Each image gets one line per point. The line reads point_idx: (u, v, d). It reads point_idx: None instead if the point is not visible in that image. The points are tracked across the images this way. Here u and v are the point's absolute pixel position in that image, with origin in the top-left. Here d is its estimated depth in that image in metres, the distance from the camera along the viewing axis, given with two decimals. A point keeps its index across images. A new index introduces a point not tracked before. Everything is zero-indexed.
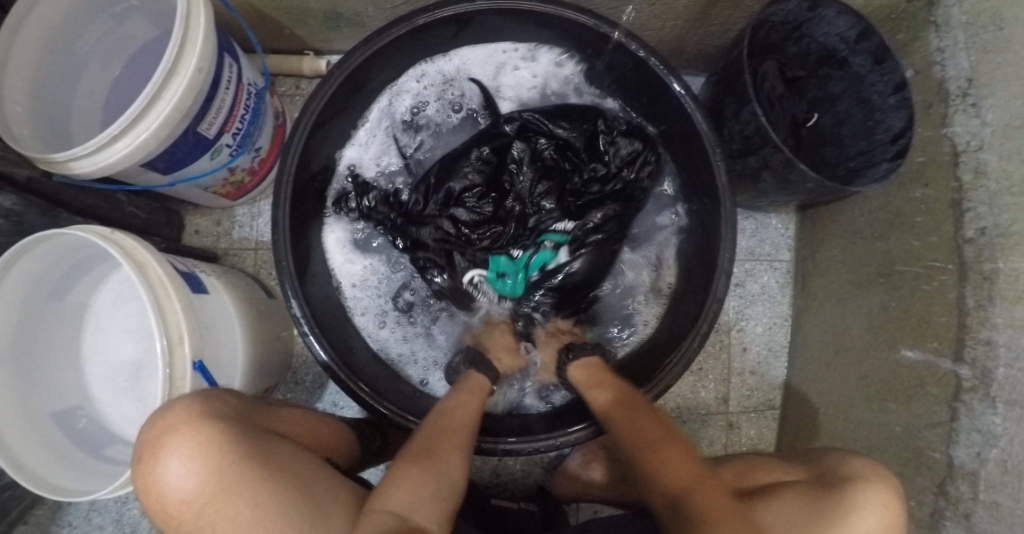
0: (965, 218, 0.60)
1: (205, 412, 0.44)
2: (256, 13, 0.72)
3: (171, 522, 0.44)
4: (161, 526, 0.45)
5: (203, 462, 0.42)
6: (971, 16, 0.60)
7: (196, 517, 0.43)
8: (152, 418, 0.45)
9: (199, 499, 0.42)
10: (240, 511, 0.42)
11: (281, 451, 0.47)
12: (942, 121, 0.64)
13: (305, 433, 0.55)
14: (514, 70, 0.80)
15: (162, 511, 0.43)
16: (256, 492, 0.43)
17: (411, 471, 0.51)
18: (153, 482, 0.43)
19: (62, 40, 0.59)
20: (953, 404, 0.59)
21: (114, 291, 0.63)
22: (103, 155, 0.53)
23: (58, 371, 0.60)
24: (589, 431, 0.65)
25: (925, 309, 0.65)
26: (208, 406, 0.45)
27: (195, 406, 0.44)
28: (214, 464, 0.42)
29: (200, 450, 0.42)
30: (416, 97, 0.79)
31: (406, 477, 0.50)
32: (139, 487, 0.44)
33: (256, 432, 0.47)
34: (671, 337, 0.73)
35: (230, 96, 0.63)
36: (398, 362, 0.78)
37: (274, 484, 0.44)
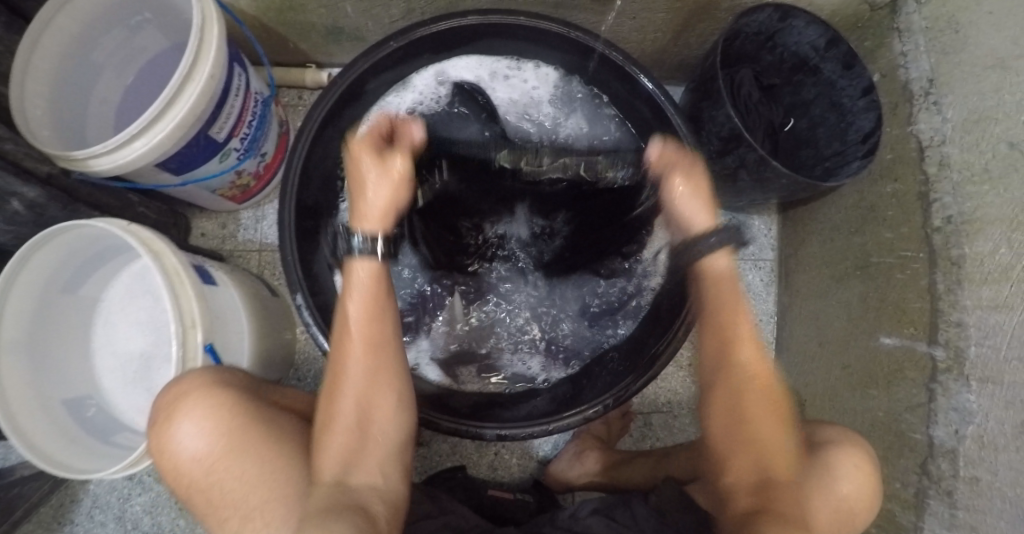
0: (933, 208, 0.63)
1: (218, 380, 0.47)
2: (262, 27, 0.77)
3: (179, 482, 0.46)
4: (170, 489, 0.47)
5: (213, 423, 0.45)
6: (929, 21, 0.65)
7: (205, 476, 0.45)
8: (167, 386, 0.48)
9: (209, 459, 0.45)
10: (243, 469, 0.44)
11: (282, 418, 0.49)
12: (908, 120, 0.68)
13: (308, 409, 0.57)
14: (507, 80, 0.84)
15: (173, 470, 0.45)
16: (259, 454, 0.45)
17: (337, 430, 0.47)
18: (167, 443, 0.45)
19: (80, 49, 0.63)
20: (929, 385, 0.62)
21: (125, 286, 0.66)
22: (121, 153, 0.56)
23: (69, 362, 0.62)
24: (579, 417, 0.67)
25: (900, 297, 0.68)
26: (220, 376, 0.48)
27: (210, 374, 0.48)
28: (225, 425, 0.45)
29: (213, 411, 0.45)
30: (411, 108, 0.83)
31: (333, 437, 0.46)
32: (153, 449, 0.46)
33: (260, 401, 0.49)
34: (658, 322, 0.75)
35: (239, 103, 0.66)
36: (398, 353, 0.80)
37: (272, 447, 0.46)
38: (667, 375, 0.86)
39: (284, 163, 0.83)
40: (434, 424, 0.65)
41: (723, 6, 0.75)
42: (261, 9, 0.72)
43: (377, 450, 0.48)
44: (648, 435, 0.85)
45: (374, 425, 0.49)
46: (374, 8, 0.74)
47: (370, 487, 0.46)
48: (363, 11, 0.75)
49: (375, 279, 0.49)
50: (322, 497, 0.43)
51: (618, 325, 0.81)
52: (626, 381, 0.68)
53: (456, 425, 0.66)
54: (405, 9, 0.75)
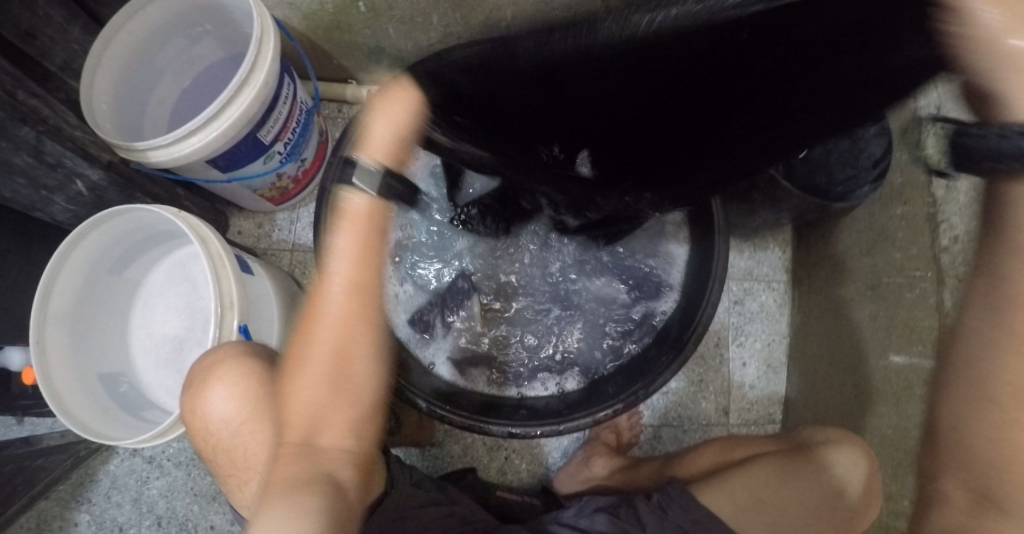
0: (941, 228, 0.65)
1: (246, 349, 0.51)
2: (310, 45, 0.83)
3: (210, 439, 0.50)
4: (201, 444, 0.52)
5: (238, 390, 0.49)
6: None
7: (232, 435, 0.49)
8: (204, 355, 0.52)
9: (237, 420, 0.49)
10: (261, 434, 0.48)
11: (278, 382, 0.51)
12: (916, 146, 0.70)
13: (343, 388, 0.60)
14: None
15: (205, 427, 0.50)
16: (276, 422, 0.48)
17: (306, 388, 0.44)
18: (201, 404, 0.49)
19: (146, 53, 0.70)
20: None
21: (166, 273, 0.71)
22: (177, 147, 0.61)
23: (108, 339, 0.67)
24: (589, 419, 0.68)
25: (909, 315, 0.68)
26: (251, 348, 0.51)
27: (239, 346, 0.51)
28: (248, 393, 0.49)
29: (241, 379, 0.49)
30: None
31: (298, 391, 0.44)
32: (188, 409, 0.51)
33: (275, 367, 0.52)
34: (671, 333, 0.76)
35: (286, 110, 0.71)
36: (411, 346, 0.82)
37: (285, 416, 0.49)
38: (678, 389, 0.86)
39: (321, 169, 0.87)
40: (449, 419, 0.67)
41: None
42: (310, 27, 0.78)
43: (345, 410, 0.45)
44: (657, 448, 0.86)
45: (348, 378, 0.45)
46: (413, 30, 0.80)
47: (341, 449, 0.45)
48: (404, 34, 0.81)
49: (370, 216, 0.41)
50: (291, 463, 0.44)
51: (633, 337, 0.83)
52: (634, 386, 0.70)
53: (467, 421, 0.68)
54: (442, 32, 0.81)
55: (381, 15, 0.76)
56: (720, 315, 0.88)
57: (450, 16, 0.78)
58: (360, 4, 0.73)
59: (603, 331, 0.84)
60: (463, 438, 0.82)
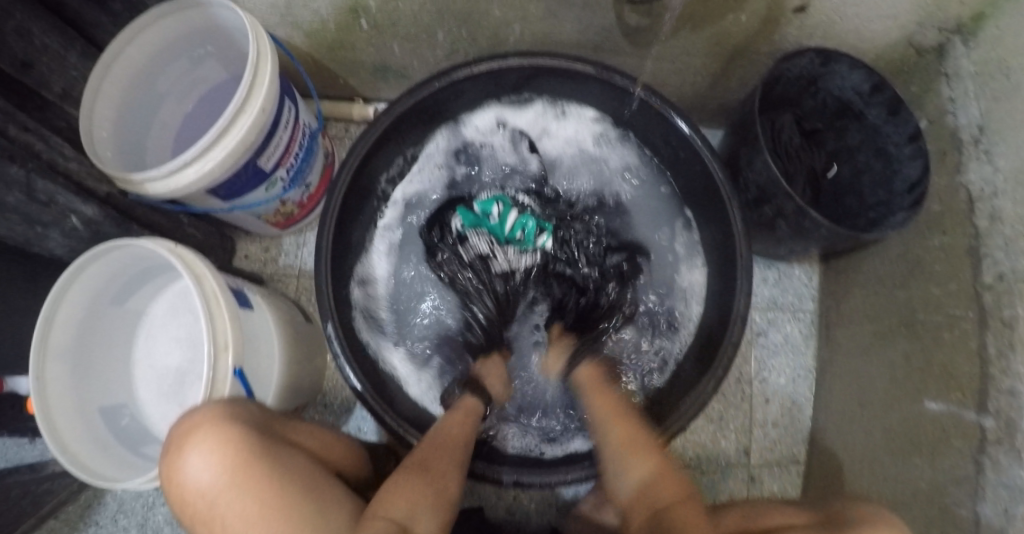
0: (983, 264, 0.59)
1: (228, 413, 0.49)
2: (315, 64, 0.81)
3: (185, 509, 0.48)
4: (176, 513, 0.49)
5: (219, 457, 0.47)
6: (980, 65, 0.62)
7: (209, 507, 0.47)
8: (184, 414, 0.50)
9: (213, 490, 0.46)
10: (245, 499, 0.46)
11: (285, 453, 0.50)
12: (957, 169, 0.64)
13: (319, 447, 0.57)
14: (558, 125, 0.85)
15: (181, 498, 0.48)
16: (259, 483, 0.46)
17: (407, 481, 0.53)
18: (176, 470, 0.47)
19: (147, 79, 0.70)
20: (977, 458, 0.57)
21: (168, 304, 0.71)
22: (174, 178, 0.60)
23: (112, 373, 0.67)
24: (598, 469, 0.65)
25: (948, 358, 0.62)
26: (233, 409, 0.50)
27: (221, 408, 0.49)
28: (228, 461, 0.47)
29: (221, 445, 0.47)
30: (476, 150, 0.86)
31: (400, 486, 0.52)
32: (163, 473, 0.48)
33: (270, 436, 0.51)
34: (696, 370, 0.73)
35: (287, 135, 0.70)
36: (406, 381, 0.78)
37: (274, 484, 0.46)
38: (695, 427, 0.81)
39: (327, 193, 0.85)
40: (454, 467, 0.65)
41: (764, 48, 0.73)
42: (313, 47, 0.77)
43: (439, 507, 0.53)
44: None
45: (443, 477, 0.56)
46: (419, 49, 0.78)
47: None
48: (409, 52, 0.79)
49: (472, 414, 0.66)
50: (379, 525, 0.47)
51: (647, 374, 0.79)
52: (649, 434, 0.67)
53: (475, 468, 0.66)
54: (448, 49, 0.78)
55: (385, 34, 0.74)
56: (744, 348, 0.83)
57: (456, 33, 0.75)
58: (362, 21, 0.71)
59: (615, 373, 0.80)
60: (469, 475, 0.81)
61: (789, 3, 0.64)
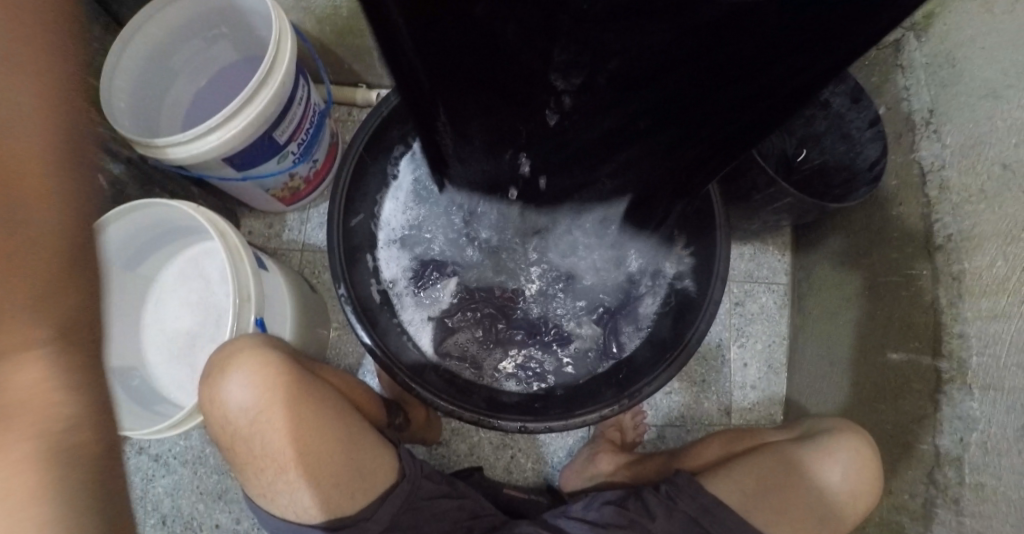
0: (935, 227, 0.67)
1: (260, 342, 0.55)
2: (322, 49, 0.85)
3: (228, 426, 0.55)
4: (217, 433, 0.55)
5: (257, 379, 0.53)
6: (929, 57, 0.71)
7: (251, 423, 0.54)
8: (219, 346, 0.56)
9: (253, 409, 0.54)
10: (273, 421, 0.53)
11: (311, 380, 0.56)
12: (911, 147, 0.73)
13: (340, 383, 0.64)
14: None
15: (224, 417, 0.55)
16: None
17: None
18: (218, 392, 0.54)
19: (162, 56, 0.72)
20: (935, 395, 0.63)
21: (179, 269, 0.72)
22: (195, 144, 0.63)
23: (122, 334, 0.68)
24: (597, 415, 0.68)
25: (905, 313, 0.70)
26: (265, 340, 0.56)
27: (253, 338, 0.55)
28: (267, 381, 0.53)
29: (257, 369, 0.53)
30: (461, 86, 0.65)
31: None
32: (206, 397, 0.55)
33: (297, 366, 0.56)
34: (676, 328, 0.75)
35: (301, 111, 0.72)
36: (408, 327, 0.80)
37: (309, 409, 0.54)
38: (679, 389, 0.87)
39: (332, 171, 0.87)
40: (456, 414, 0.66)
41: None
42: (323, 31, 0.80)
43: None
44: (661, 447, 0.87)
45: None
46: None
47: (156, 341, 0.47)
48: None
49: None
50: None
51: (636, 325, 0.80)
52: (639, 385, 0.69)
53: (478, 415, 0.67)
54: None
55: None
56: (724, 316, 0.90)
57: None
58: None
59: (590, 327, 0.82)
60: (469, 437, 0.83)
61: None
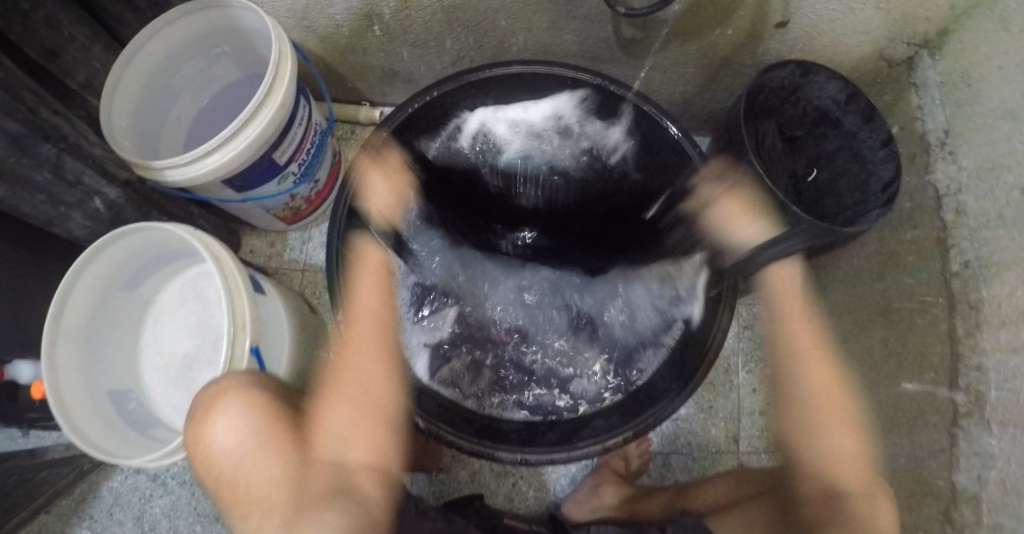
0: (951, 254, 0.65)
1: (250, 381, 0.51)
2: (326, 67, 0.84)
3: (212, 471, 0.50)
4: (201, 478, 0.51)
5: (242, 419, 0.49)
6: (944, 76, 0.69)
7: (235, 469, 0.48)
8: (205, 387, 0.52)
9: (239, 452, 0.48)
10: (271, 460, 0.48)
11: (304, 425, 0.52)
12: (925, 170, 0.71)
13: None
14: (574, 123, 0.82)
15: (206, 460, 0.50)
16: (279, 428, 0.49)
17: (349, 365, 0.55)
18: (202, 436, 0.49)
19: (165, 74, 0.71)
20: (952, 430, 0.61)
21: (178, 291, 0.72)
22: (194, 167, 0.62)
23: (119, 356, 0.68)
24: (600, 447, 0.65)
25: (920, 342, 0.67)
26: (254, 380, 0.52)
27: (243, 377, 0.51)
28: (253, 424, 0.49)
29: (239, 410, 0.49)
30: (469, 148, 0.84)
31: (338, 397, 0.52)
32: (190, 439, 0.51)
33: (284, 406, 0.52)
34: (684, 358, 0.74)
35: (301, 132, 0.72)
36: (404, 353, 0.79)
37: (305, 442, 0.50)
38: (686, 415, 0.85)
39: (334, 191, 0.87)
40: (456, 444, 0.64)
41: (749, 62, 0.80)
42: (326, 50, 0.80)
43: (383, 386, 0.54)
44: (665, 476, 0.84)
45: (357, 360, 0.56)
46: (427, 55, 0.82)
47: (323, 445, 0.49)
48: (418, 58, 0.82)
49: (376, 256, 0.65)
50: (331, 463, 0.48)
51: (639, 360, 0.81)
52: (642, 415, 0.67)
53: (477, 448, 0.65)
54: (455, 56, 0.82)
55: (396, 39, 0.78)
56: (734, 340, 0.88)
57: (464, 42, 0.79)
58: (375, 27, 0.75)
59: (594, 358, 0.83)
60: (470, 463, 0.82)
61: (772, 20, 0.71)
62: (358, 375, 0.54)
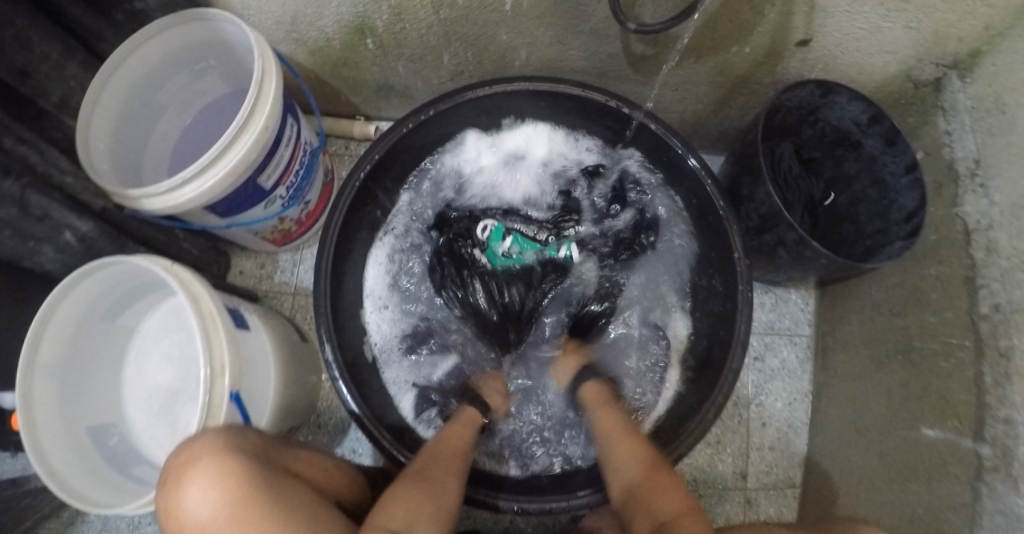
0: (979, 294, 0.61)
1: (225, 444, 0.47)
2: (318, 81, 0.80)
3: None
4: None
5: (219, 491, 0.45)
6: (975, 100, 0.64)
7: None
8: (178, 447, 0.48)
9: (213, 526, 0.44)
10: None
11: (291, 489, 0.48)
12: (953, 201, 0.66)
13: (322, 477, 0.55)
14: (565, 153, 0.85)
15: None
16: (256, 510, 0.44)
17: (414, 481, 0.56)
18: (175, 506, 0.45)
19: (146, 90, 0.68)
20: (975, 485, 0.57)
21: (161, 320, 0.69)
22: (172, 196, 0.59)
23: (101, 389, 0.65)
24: (601, 496, 0.63)
25: (943, 386, 0.63)
26: (233, 440, 0.48)
27: (219, 439, 0.47)
28: (230, 494, 0.44)
29: (218, 479, 0.45)
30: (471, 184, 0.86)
31: (397, 502, 0.53)
32: (161, 508, 0.46)
33: (271, 469, 0.48)
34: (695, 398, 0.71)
35: (289, 153, 0.68)
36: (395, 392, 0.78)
37: (278, 519, 0.44)
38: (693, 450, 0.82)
39: (326, 211, 0.84)
40: None
41: (766, 80, 0.75)
42: (317, 64, 0.76)
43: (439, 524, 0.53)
44: None
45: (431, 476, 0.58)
46: (423, 69, 0.78)
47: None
48: (414, 72, 0.78)
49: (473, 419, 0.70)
50: None
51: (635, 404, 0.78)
52: None
53: (473, 495, 0.62)
54: (453, 71, 0.78)
55: (391, 53, 0.74)
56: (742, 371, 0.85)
57: (462, 56, 0.75)
58: (367, 41, 0.71)
59: None
60: None
61: (793, 37, 0.66)
62: (431, 490, 0.55)
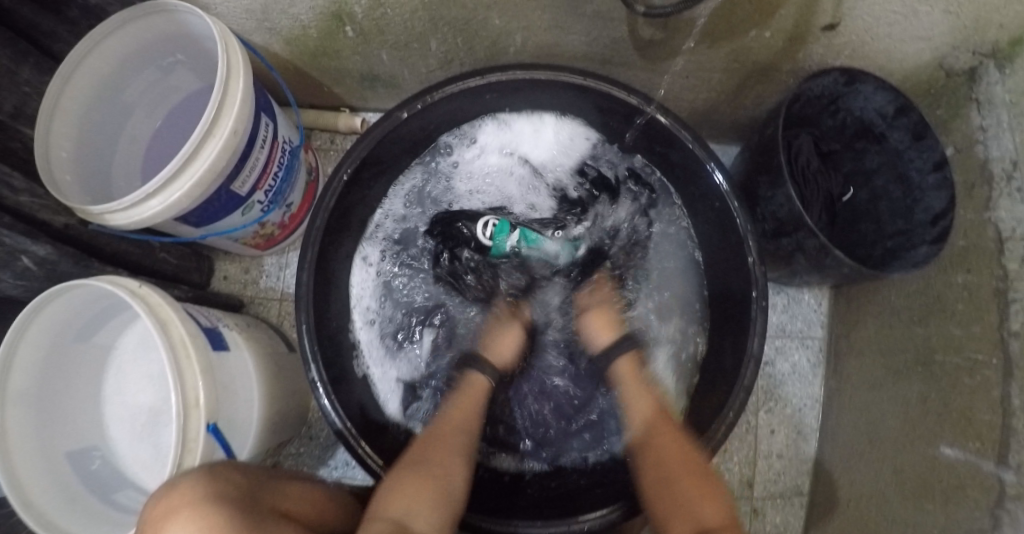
0: (1011, 309, 0.55)
1: (207, 495, 0.43)
2: (297, 72, 0.75)
3: None
4: None
5: None
6: (1015, 96, 0.56)
7: None
8: (156, 495, 0.44)
9: None
10: None
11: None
12: (986, 204, 0.59)
13: (312, 513, 0.53)
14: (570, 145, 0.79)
15: None
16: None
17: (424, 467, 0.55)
18: None
19: (110, 91, 0.62)
20: (995, 512, 0.53)
21: (139, 336, 0.66)
22: (137, 211, 0.54)
23: (78, 411, 0.62)
24: (604, 520, 0.59)
25: (967, 405, 0.59)
26: (213, 488, 0.44)
27: (200, 488, 0.44)
28: None
29: None
30: (462, 175, 0.81)
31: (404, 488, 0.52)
32: None
33: (258, 515, 0.46)
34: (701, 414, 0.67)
35: (264, 155, 0.63)
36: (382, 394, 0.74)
37: None
38: None
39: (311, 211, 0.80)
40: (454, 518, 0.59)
41: (785, 68, 0.68)
42: (294, 54, 0.70)
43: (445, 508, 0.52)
44: None
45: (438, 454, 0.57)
46: (410, 57, 0.71)
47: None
48: (399, 60, 0.72)
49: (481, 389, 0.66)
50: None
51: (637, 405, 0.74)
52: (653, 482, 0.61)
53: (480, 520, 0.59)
54: (442, 59, 0.72)
55: (373, 41, 0.67)
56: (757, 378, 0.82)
57: (451, 42, 0.68)
58: (346, 28, 0.64)
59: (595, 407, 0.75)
60: None
61: (819, 21, 0.59)
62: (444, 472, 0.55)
